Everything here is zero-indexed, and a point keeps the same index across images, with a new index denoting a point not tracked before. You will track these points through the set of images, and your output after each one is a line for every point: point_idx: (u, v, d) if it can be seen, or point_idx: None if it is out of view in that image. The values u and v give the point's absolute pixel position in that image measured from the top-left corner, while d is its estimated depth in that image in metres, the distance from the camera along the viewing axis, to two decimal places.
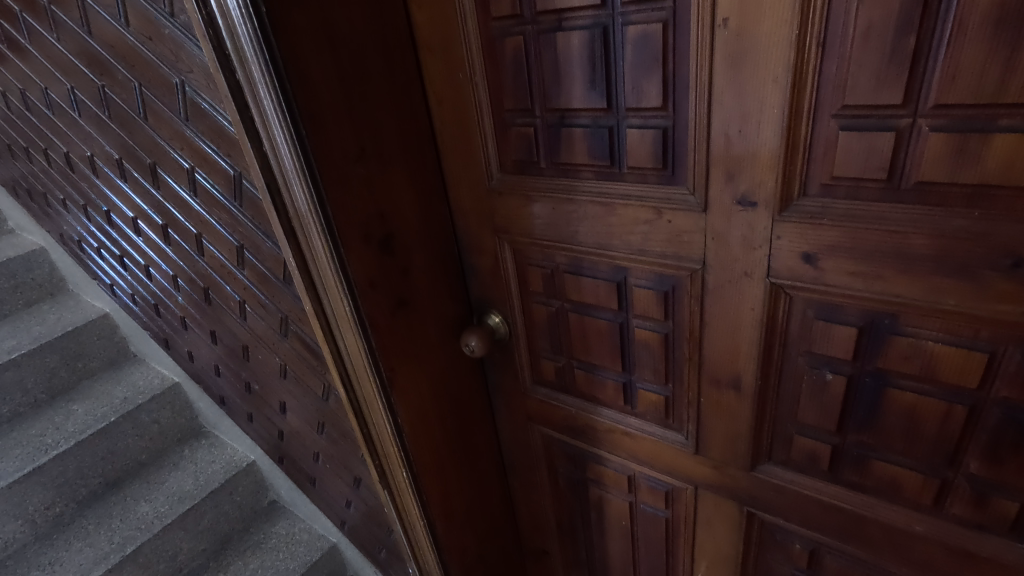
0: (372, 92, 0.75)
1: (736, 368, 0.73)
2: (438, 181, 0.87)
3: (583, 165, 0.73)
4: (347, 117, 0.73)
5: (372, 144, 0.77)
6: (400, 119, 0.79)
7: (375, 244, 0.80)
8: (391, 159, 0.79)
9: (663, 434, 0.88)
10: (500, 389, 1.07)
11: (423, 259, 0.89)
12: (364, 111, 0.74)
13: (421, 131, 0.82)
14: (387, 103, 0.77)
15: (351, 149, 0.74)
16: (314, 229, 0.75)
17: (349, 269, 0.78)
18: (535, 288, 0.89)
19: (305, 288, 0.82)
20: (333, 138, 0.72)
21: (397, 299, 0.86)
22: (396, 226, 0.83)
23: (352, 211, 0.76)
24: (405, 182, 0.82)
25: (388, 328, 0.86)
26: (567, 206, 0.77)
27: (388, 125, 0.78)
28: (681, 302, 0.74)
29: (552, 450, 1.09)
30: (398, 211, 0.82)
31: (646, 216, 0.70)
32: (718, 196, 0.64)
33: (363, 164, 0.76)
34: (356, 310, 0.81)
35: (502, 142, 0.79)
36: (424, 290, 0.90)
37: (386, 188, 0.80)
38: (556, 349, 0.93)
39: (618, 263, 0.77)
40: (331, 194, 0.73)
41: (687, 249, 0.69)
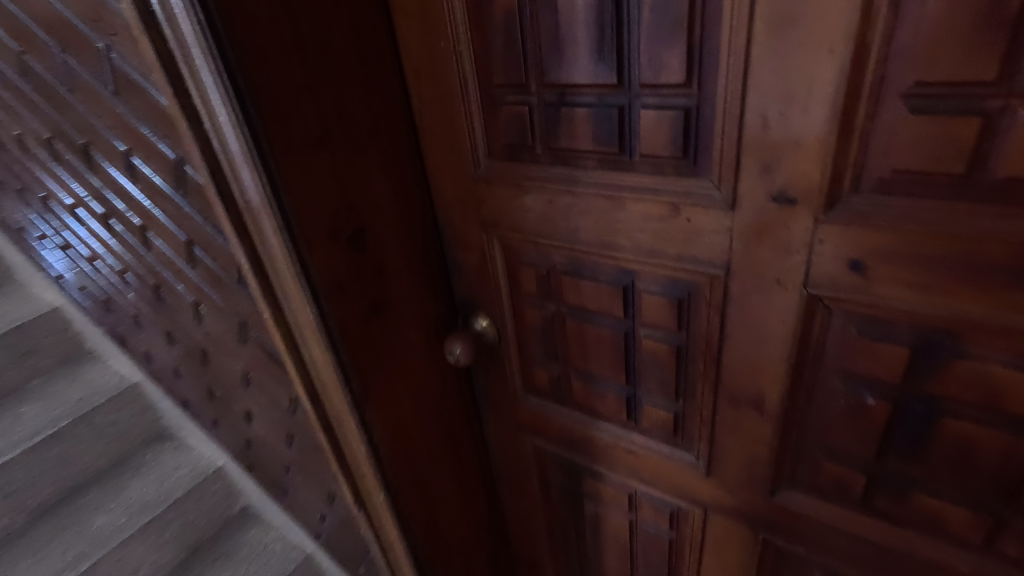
0: (334, 62, 0.63)
1: (758, 385, 0.64)
2: (417, 168, 0.76)
3: (585, 151, 0.62)
4: (305, 92, 0.61)
5: (337, 125, 0.65)
6: (370, 95, 0.67)
7: (344, 243, 0.69)
8: (360, 142, 0.68)
9: (669, 451, 0.79)
10: (488, 397, 0.98)
11: (400, 258, 0.78)
12: (326, 84, 0.63)
13: (395, 110, 0.71)
14: (352, 76, 0.65)
15: (313, 130, 0.62)
16: (269, 227, 0.63)
17: (312, 274, 0.66)
18: (528, 290, 0.79)
19: (263, 294, 0.71)
20: (287, 116, 0.60)
21: (372, 304, 0.75)
22: (369, 221, 0.71)
23: (315, 205, 0.64)
24: (377, 170, 0.71)
25: (360, 338, 0.75)
26: (566, 198, 0.67)
27: (355, 103, 0.66)
28: (696, 311, 0.65)
29: (544, 463, 1.00)
30: (370, 204, 0.71)
31: (660, 212, 0.60)
32: (749, 191, 0.54)
33: (327, 149, 0.64)
34: (322, 319, 0.70)
35: (490, 123, 0.68)
36: (402, 292, 0.79)
37: (356, 177, 0.68)
38: (550, 357, 0.83)
39: (623, 265, 0.67)
40: (288, 184, 0.61)
41: (707, 250, 0.59)
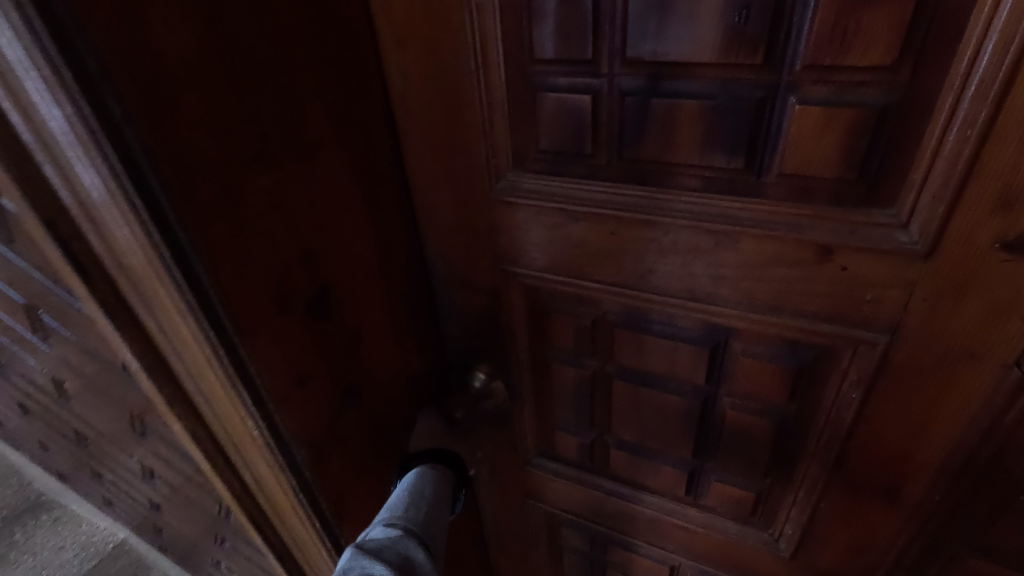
0: (263, 20, 0.37)
1: (898, 473, 0.48)
2: (396, 182, 0.52)
3: (683, 164, 0.41)
4: (226, 73, 0.34)
5: (278, 127, 0.39)
6: (327, 75, 0.42)
7: (301, 313, 0.44)
8: (317, 151, 0.43)
9: (739, 531, 0.63)
10: (487, 461, 0.76)
11: (380, 314, 0.53)
12: (256, 58, 0.36)
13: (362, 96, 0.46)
14: (296, 44, 0.39)
15: (240, 139, 0.36)
16: (174, 309, 0.37)
17: (253, 369, 0.41)
18: (559, 343, 0.57)
19: (170, 399, 0.44)
20: (194, 118, 0.33)
21: (346, 390, 0.51)
22: (335, 271, 0.46)
23: (251, 265, 0.39)
24: (342, 191, 0.46)
25: (331, 441, 0.50)
26: (640, 230, 0.45)
27: (305, 88, 0.40)
28: (821, 382, 0.47)
29: (556, 530, 0.81)
30: (334, 246, 0.46)
31: (796, 255, 0.41)
32: (962, 233, 0.35)
33: (266, 169, 0.38)
34: (273, 433, 0.45)
35: (523, 117, 0.45)
36: (383, 360, 0.55)
37: (312, 208, 0.43)
38: (582, 422, 0.63)
39: (716, 322, 0.48)
40: (204, 238, 0.35)
41: (864, 310, 0.41)
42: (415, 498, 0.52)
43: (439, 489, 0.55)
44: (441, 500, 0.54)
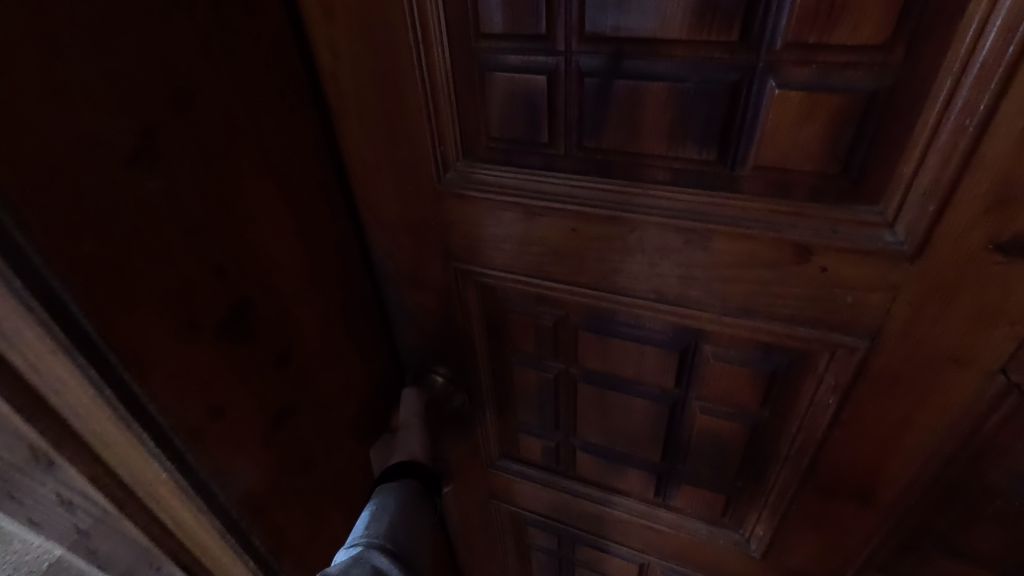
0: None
1: (873, 477, 0.46)
2: (329, 176, 0.46)
3: (648, 155, 0.37)
4: (87, 52, 0.29)
5: (167, 119, 0.33)
6: (234, 53, 0.36)
7: (210, 330, 0.38)
8: (223, 146, 0.37)
9: (709, 532, 0.61)
10: (449, 464, 0.72)
11: (315, 323, 0.48)
12: (135, 34, 0.31)
13: (281, 77, 0.40)
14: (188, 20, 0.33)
15: (111, 133, 0.31)
16: (31, 335, 0.32)
17: (148, 399, 0.36)
18: (519, 345, 0.53)
19: (52, 428, 0.39)
20: (45, 107, 0.28)
21: (275, 411, 0.46)
22: (253, 282, 0.41)
23: (135, 281, 0.33)
24: (259, 193, 0.40)
25: (262, 463, 0.45)
26: (603, 228, 0.41)
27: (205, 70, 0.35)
28: (796, 386, 0.44)
29: (523, 530, 0.78)
30: (251, 253, 0.41)
31: (772, 256, 0.37)
32: (952, 235, 0.32)
33: (152, 168, 0.33)
34: (179, 468, 0.39)
35: (470, 101, 0.39)
36: (320, 376, 0.50)
37: (220, 211, 0.38)
38: (546, 425, 0.60)
39: (685, 324, 0.44)
40: (63, 250, 0.30)
41: (843, 313, 0.38)
42: (378, 510, 0.50)
43: (404, 494, 0.52)
44: (411, 505, 0.52)
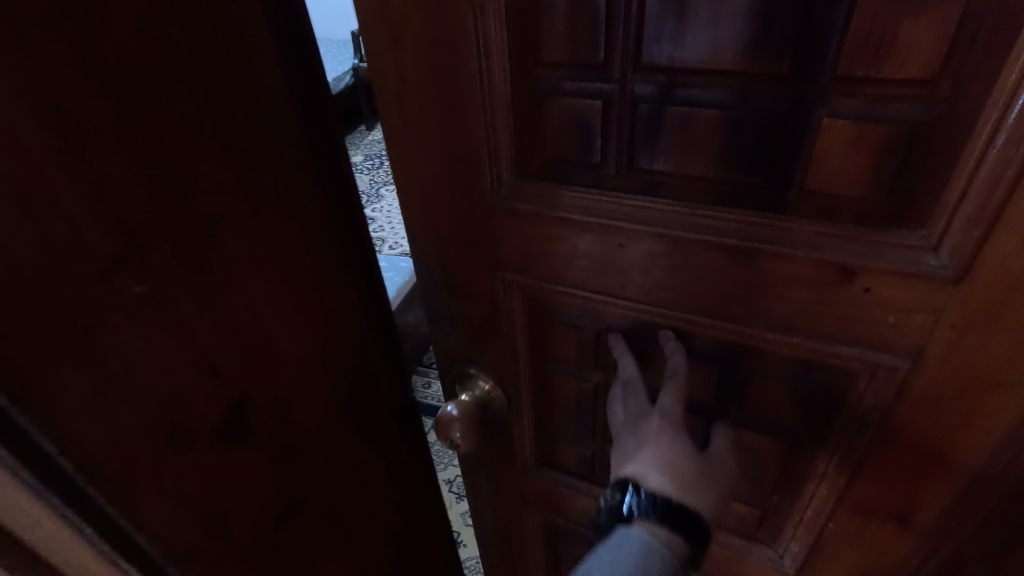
0: (131, 100, 0.35)
1: (913, 499, 0.46)
2: (307, 244, 0.50)
3: (695, 178, 0.39)
4: (83, 168, 0.33)
5: (155, 226, 0.37)
6: (223, 153, 0.41)
7: (189, 408, 0.41)
8: (210, 241, 0.41)
9: (743, 548, 0.61)
10: (485, 469, 0.74)
11: (303, 389, 0.52)
12: (118, 152, 0.35)
13: (264, 171, 0.44)
14: (179, 134, 0.38)
15: (90, 245, 0.34)
16: None
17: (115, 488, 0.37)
18: (561, 353, 0.55)
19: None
20: (46, 218, 0.32)
21: (255, 477, 0.48)
22: (238, 362, 0.45)
23: (109, 370, 0.36)
24: (245, 283, 0.44)
25: (243, 524, 0.48)
26: (649, 245, 0.43)
27: (187, 169, 0.38)
28: (837, 404, 0.45)
29: (555, 539, 0.79)
30: (234, 337, 0.44)
31: (815, 277, 0.38)
32: (999, 261, 0.33)
33: (134, 274, 0.37)
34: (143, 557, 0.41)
35: (528, 123, 0.42)
36: (305, 441, 0.54)
37: (199, 297, 0.41)
38: (584, 433, 0.62)
39: (727, 339, 0.45)
40: (26, 360, 0.32)
41: (886, 334, 0.39)
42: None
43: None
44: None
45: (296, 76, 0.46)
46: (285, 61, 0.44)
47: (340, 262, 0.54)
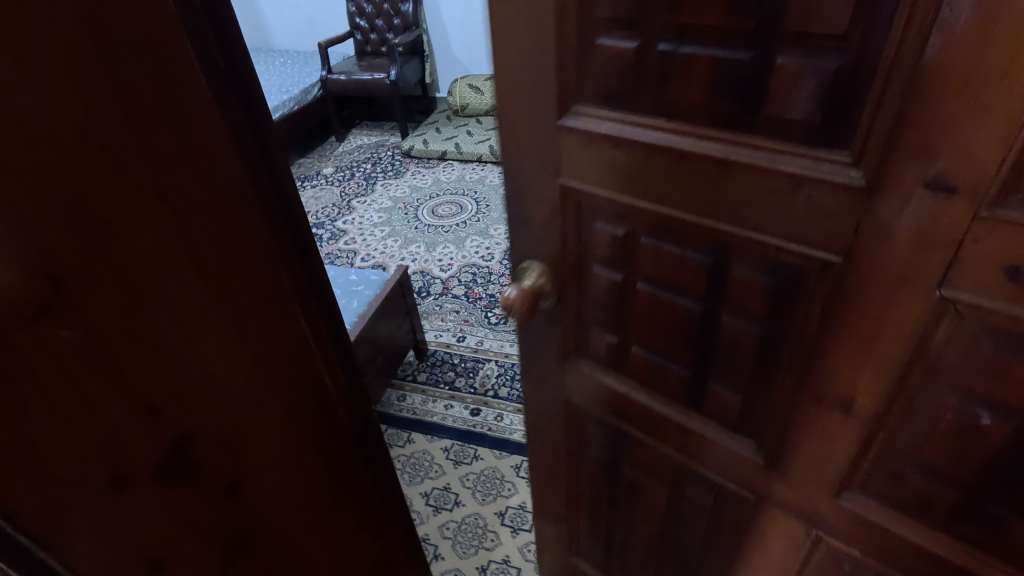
0: (56, 182, 0.50)
1: (853, 388, 0.58)
2: (275, 276, 0.77)
3: (696, 107, 0.54)
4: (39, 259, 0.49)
5: (74, 270, 0.52)
6: (127, 200, 0.56)
7: (115, 447, 0.58)
8: (142, 321, 0.59)
9: (728, 439, 0.75)
10: (535, 358, 0.93)
11: (211, 363, 0.68)
12: (60, 224, 0.50)
13: (170, 282, 0.62)
14: (99, 196, 0.53)
15: (144, 308, 0.59)
16: None
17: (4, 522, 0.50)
18: (598, 251, 0.72)
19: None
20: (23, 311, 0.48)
21: (184, 468, 0.66)
22: (151, 357, 0.60)
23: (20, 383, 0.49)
24: (176, 368, 0.64)
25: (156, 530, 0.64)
26: (663, 158, 0.59)
27: (186, 287, 0.63)
28: (796, 299, 0.58)
29: (584, 426, 0.97)
30: (149, 337, 0.60)
31: (775, 186, 0.52)
32: (897, 174, 0.45)
33: (55, 320, 0.51)
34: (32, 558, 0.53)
35: (586, 63, 0.60)
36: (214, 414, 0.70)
37: (132, 294, 0.57)
38: (612, 324, 0.79)
39: (716, 239, 0.60)
40: None
41: (826, 236, 0.52)
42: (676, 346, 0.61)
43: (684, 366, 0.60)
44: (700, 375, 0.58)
45: (233, 110, 0.68)
46: (223, 99, 0.66)
47: (280, 236, 0.77)
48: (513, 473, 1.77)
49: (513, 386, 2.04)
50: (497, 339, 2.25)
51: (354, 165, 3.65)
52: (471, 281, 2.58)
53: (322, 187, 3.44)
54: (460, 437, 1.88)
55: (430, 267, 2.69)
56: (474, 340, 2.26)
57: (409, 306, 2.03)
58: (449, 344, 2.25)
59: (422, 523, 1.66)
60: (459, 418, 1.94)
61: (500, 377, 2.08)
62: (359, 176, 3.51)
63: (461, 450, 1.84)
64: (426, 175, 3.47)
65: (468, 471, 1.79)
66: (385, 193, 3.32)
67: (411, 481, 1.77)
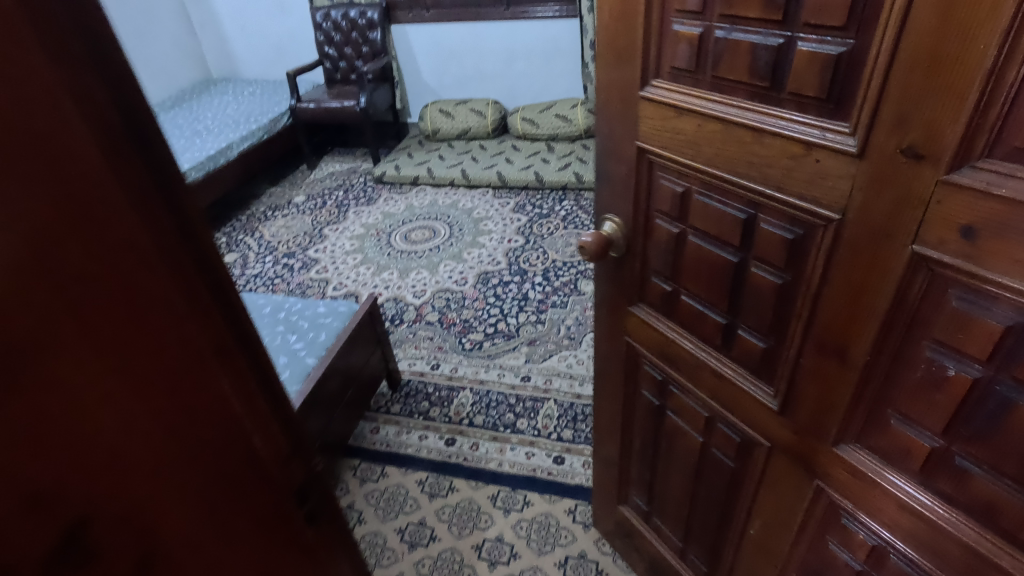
0: None
1: (847, 336, 0.67)
2: (219, 393, 0.49)
3: (740, 82, 0.67)
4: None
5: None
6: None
7: None
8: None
9: (751, 384, 0.86)
10: (605, 300, 1.09)
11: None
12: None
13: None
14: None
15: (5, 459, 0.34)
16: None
17: None
18: (662, 205, 0.87)
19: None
20: None
21: None
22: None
23: None
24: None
25: None
26: (713, 125, 0.72)
27: (105, 405, 0.39)
28: (808, 252, 0.68)
29: (639, 368, 1.12)
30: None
31: (794, 150, 0.64)
32: (881, 141, 0.56)
33: None
34: None
35: (664, 44, 0.75)
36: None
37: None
38: (668, 273, 0.92)
39: (751, 197, 0.73)
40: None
41: (829, 194, 0.63)
42: None
43: None
44: None
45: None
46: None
47: (177, 319, 0.44)
48: (489, 504, 1.68)
49: (489, 414, 1.96)
50: (471, 365, 2.16)
51: (322, 194, 3.52)
52: (445, 307, 2.48)
53: (293, 217, 3.30)
54: (437, 470, 1.79)
55: (404, 293, 2.59)
56: (448, 367, 2.17)
57: (380, 334, 1.92)
58: (423, 373, 2.15)
59: (397, 559, 1.57)
60: (435, 448, 1.86)
61: (473, 404, 2.00)
62: (332, 203, 3.42)
63: (437, 482, 1.75)
64: (419, 194, 3.43)
65: (444, 504, 1.70)
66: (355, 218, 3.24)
67: (383, 517, 1.67)
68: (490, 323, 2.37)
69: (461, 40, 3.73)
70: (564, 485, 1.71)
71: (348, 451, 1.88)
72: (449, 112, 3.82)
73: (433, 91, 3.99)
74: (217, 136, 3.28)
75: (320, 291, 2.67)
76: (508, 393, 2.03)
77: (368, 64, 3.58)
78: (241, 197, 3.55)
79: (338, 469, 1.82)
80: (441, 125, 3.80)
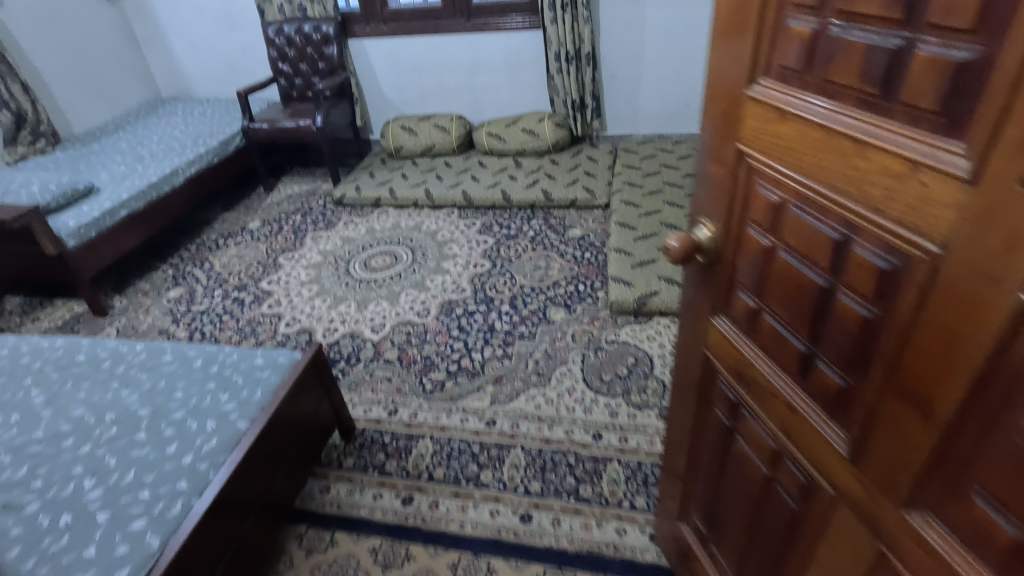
0: None
1: (933, 389, 0.59)
2: None
3: (849, 87, 0.60)
4: None
5: None
6: None
7: None
8: None
9: (823, 423, 0.77)
10: (691, 307, 1.04)
11: None
12: None
13: None
14: None
15: None
16: None
17: None
18: (754, 215, 0.80)
19: None
20: None
21: None
22: None
23: None
24: None
25: None
26: (812, 133, 0.65)
27: None
28: (902, 287, 0.60)
29: (715, 385, 1.05)
30: None
31: (897, 169, 0.56)
32: (998, 169, 0.47)
33: None
34: None
35: (771, 42, 0.69)
36: None
37: None
38: (754, 288, 0.86)
39: (846, 218, 0.65)
40: None
41: (932, 224, 0.55)
42: None
43: None
44: None
45: None
46: None
47: None
48: None
49: (449, 466, 1.85)
50: (431, 410, 2.05)
51: (275, 218, 3.48)
52: (405, 343, 2.38)
53: (246, 243, 3.26)
54: (392, 534, 1.67)
55: (362, 328, 2.50)
56: (406, 413, 2.05)
57: (325, 381, 1.79)
58: (378, 421, 2.03)
59: None
60: (390, 509, 1.74)
61: (433, 455, 1.89)
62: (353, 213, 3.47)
63: (392, 550, 1.63)
64: (390, 216, 3.39)
65: None
66: (314, 246, 3.17)
67: None
68: (453, 360, 2.27)
69: (418, 52, 3.81)
70: (532, 548, 1.60)
71: (295, 514, 1.75)
72: (412, 129, 3.87)
73: (396, 106, 4.07)
74: (163, 159, 3.22)
75: (269, 329, 2.56)
76: (471, 440, 1.93)
77: (324, 82, 3.59)
78: (194, 225, 3.48)
79: (282, 538, 1.68)
80: (403, 141, 3.85)
